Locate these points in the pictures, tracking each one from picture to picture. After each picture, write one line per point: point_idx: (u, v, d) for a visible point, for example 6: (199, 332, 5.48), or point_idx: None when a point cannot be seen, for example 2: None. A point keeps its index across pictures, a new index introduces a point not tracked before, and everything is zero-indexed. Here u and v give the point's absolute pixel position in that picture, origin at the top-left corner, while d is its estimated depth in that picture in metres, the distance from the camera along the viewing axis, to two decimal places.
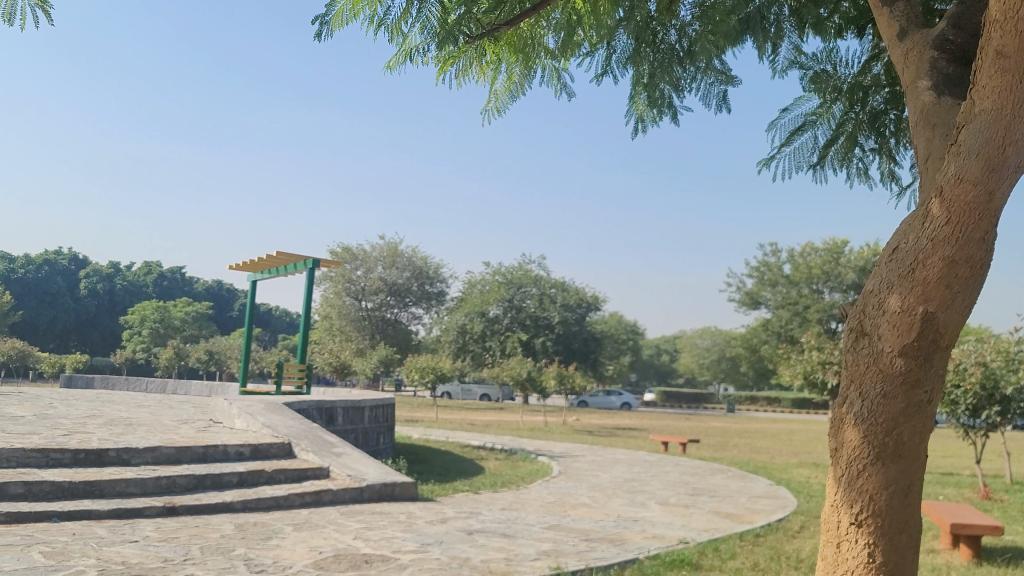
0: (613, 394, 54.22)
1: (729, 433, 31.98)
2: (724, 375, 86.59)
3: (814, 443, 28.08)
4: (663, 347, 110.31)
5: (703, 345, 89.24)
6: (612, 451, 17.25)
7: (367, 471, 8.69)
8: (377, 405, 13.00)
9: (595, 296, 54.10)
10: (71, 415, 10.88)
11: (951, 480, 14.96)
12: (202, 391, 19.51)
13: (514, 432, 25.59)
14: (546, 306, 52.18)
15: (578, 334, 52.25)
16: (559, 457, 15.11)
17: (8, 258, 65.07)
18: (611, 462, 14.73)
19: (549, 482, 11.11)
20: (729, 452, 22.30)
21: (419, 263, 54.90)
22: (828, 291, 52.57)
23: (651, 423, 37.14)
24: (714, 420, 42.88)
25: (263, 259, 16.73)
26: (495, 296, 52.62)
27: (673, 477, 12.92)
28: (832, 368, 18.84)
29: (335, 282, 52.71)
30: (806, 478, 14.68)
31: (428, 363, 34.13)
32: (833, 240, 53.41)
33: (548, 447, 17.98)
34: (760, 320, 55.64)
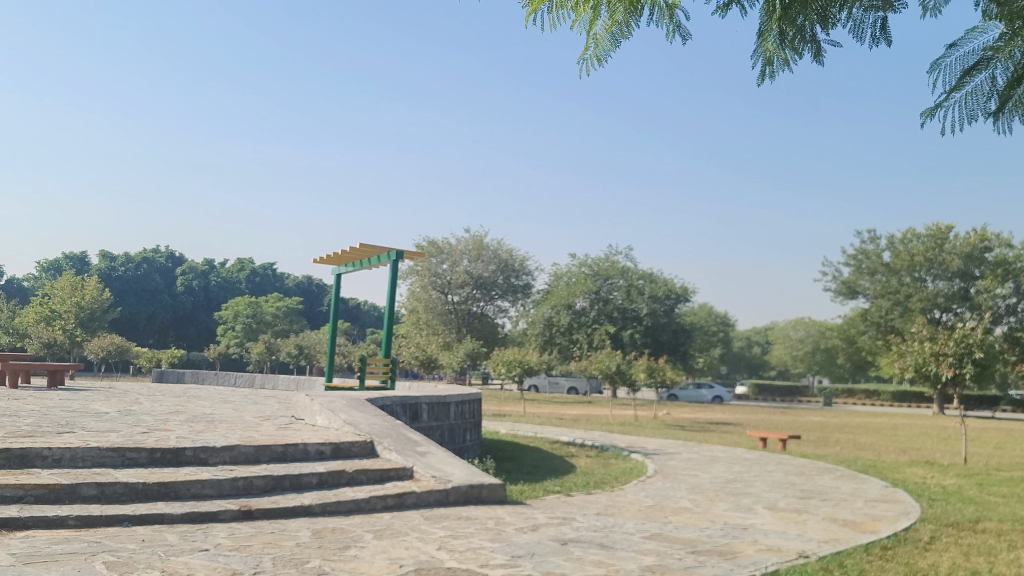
0: (704, 388, 53.03)
1: (829, 428, 30.66)
2: (819, 367, 84.00)
3: (922, 439, 26.62)
4: (754, 338, 107.90)
5: (797, 337, 86.71)
6: (709, 448, 16.46)
7: (452, 471, 8.18)
8: (463, 400, 12.53)
9: (685, 287, 52.81)
10: (154, 411, 10.69)
11: None
12: (289, 385, 19.43)
13: (605, 427, 24.91)
14: (634, 298, 51.25)
15: (667, 326, 51.06)
16: (653, 455, 14.41)
17: (109, 257, 67.43)
18: (710, 460, 13.94)
19: (646, 483, 10.43)
20: (832, 448, 21.21)
21: (505, 256, 54.56)
22: (931, 279, 50.23)
23: (745, 418, 35.98)
24: (810, 414, 41.35)
25: (347, 251, 16.45)
26: (581, 289, 52.27)
27: (778, 477, 12.10)
28: (947, 360, 17.62)
29: (421, 276, 52.88)
30: (922, 479, 13.66)
31: (515, 356, 33.69)
32: (936, 225, 50.95)
33: (641, 443, 17.27)
34: (858, 310, 53.60)
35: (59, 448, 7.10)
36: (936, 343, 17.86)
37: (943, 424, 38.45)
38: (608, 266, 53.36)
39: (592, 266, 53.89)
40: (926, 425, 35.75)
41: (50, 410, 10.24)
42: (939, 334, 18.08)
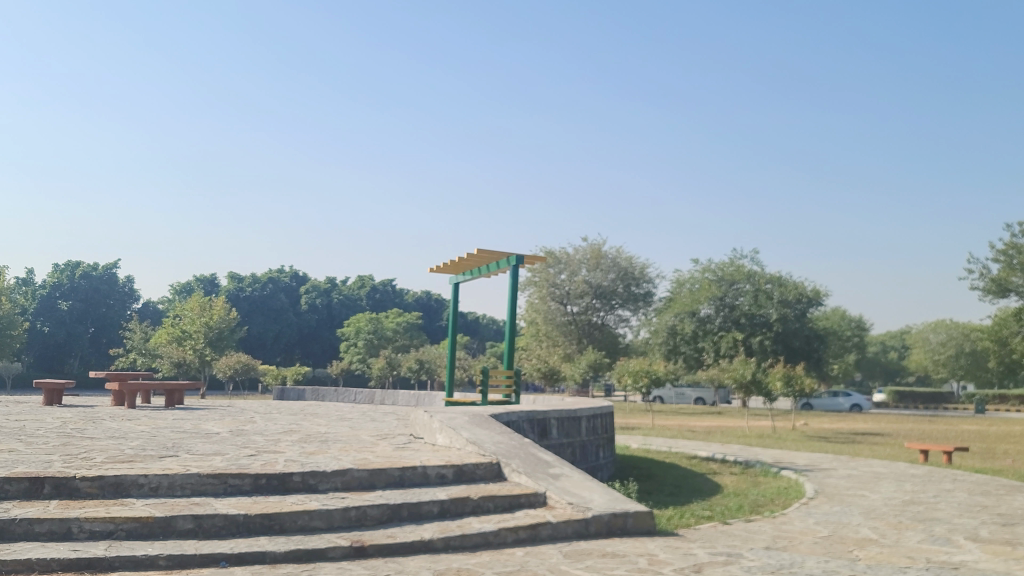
0: (841, 396, 50.29)
1: (990, 438, 28.08)
2: (964, 372, 79.01)
3: None
4: (890, 343, 102.68)
5: (937, 340, 81.73)
6: (867, 464, 14.85)
7: (591, 497, 7.10)
8: (595, 415, 11.48)
9: (816, 290, 50.11)
10: (268, 431, 10.04)
11: None
12: (409, 402, 18.79)
13: (742, 440, 23.34)
14: (762, 303, 48.96)
15: (800, 332, 48.46)
16: (808, 473, 12.95)
17: (237, 278, 69.38)
18: (875, 479, 12.40)
19: (811, 506, 9.08)
20: (1002, 462, 19.10)
21: (625, 264, 53.14)
22: None
23: (893, 428, 33.51)
24: (962, 423, 38.28)
25: (465, 259, 15.63)
26: (706, 295, 50.46)
27: (962, 496, 10.52)
28: None
29: (539, 287, 52.21)
30: None
31: (640, 367, 32.28)
32: None
33: (789, 458, 15.76)
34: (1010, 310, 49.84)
35: (155, 474, 6.38)
36: None
37: None
38: (734, 271, 51.13)
39: (716, 272, 51.83)
40: None
41: (160, 431, 9.70)
42: None
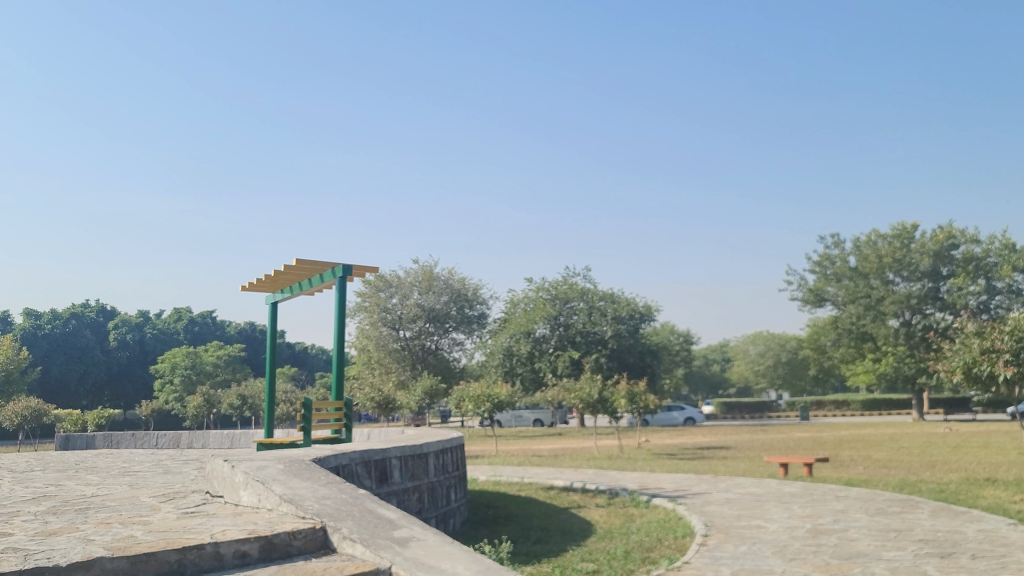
0: (675, 410, 50.65)
1: (828, 445, 28.21)
2: (782, 382, 82.51)
3: (938, 451, 24.21)
4: (712, 356, 106.33)
5: (756, 352, 84.72)
6: (740, 484, 13.68)
7: (455, 570, 5.08)
8: (442, 450, 9.52)
9: (647, 305, 50.93)
10: (12, 499, 7.47)
11: None
12: (223, 443, 16.20)
13: (591, 463, 21.96)
14: (597, 320, 48.97)
15: (634, 347, 48.71)
16: (685, 501, 11.52)
17: (34, 315, 62.85)
18: (758, 505, 11.09)
19: (714, 549, 7.50)
20: (859, 470, 18.57)
21: (457, 286, 51.64)
22: (901, 281, 48.19)
23: (735, 439, 33.41)
24: (794, 431, 38.86)
25: (281, 273, 13.34)
26: (541, 314, 49.85)
27: (866, 518, 9.30)
28: (1004, 358, 15.29)
29: (370, 312, 49.68)
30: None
31: (481, 391, 30.47)
32: (902, 224, 49.26)
33: (654, 482, 14.35)
34: (827, 319, 51.51)
35: None
36: (988, 337, 15.61)
37: (939, 430, 36.45)
38: (568, 289, 50.97)
39: (550, 290, 51.35)
40: (925, 433, 33.53)
41: None
42: (987, 329, 15.83)
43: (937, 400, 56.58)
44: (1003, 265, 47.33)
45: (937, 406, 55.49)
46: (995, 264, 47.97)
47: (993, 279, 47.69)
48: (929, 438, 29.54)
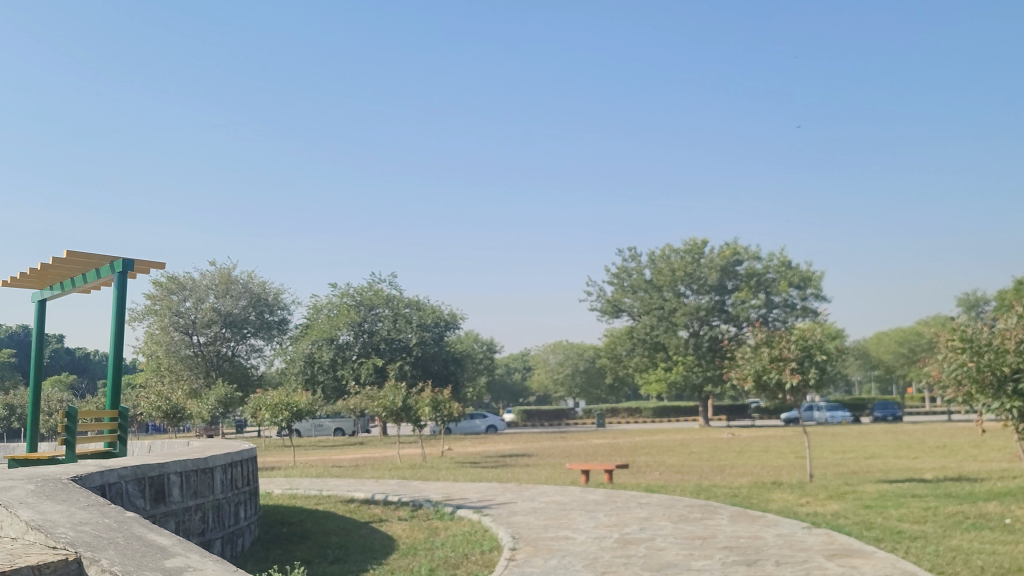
0: (478, 418, 50.87)
1: (624, 451, 28.97)
2: (579, 390, 85.05)
3: (725, 456, 25.36)
4: (513, 364, 108.06)
5: (555, 361, 86.76)
6: (543, 493, 13.57)
7: None
8: (232, 463, 8.67)
9: (452, 314, 51.53)
10: None
11: (968, 497, 12.42)
12: None
13: (393, 473, 21.32)
14: (401, 327, 48.95)
15: (438, 355, 49.51)
16: (491, 512, 11.22)
17: None
18: (564, 513, 10.96)
19: (523, 564, 7.19)
20: (655, 475, 19.07)
21: (257, 289, 49.43)
22: (691, 294, 50.69)
23: (536, 447, 33.74)
24: (592, 438, 39.87)
25: (49, 267, 11.89)
26: (345, 321, 48.67)
27: (671, 525, 9.34)
28: (790, 365, 16.25)
29: (159, 316, 46.56)
30: (812, 510, 11.50)
31: (278, 399, 29.08)
32: (693, 240, 51.97)
33: (458, 492, 14.00)
34: (623, 329, 53.33)
35: None
36: (775, 345, 16.51)
37: (723, 435, 38.53)
38: (372, 296, 50.11)
39: (354, 296, 50.22)
40: (712, 439, 35.26)
41: None
42: (774, 336, 16.72)
43: (720, 407, 59.96)
44: (781, 281, 50.83)
45: (720, 412, 58.76)
46: (773, 280, 51.41)
47: (772, 293, 51.12)
48: (716, 444, 31.06)
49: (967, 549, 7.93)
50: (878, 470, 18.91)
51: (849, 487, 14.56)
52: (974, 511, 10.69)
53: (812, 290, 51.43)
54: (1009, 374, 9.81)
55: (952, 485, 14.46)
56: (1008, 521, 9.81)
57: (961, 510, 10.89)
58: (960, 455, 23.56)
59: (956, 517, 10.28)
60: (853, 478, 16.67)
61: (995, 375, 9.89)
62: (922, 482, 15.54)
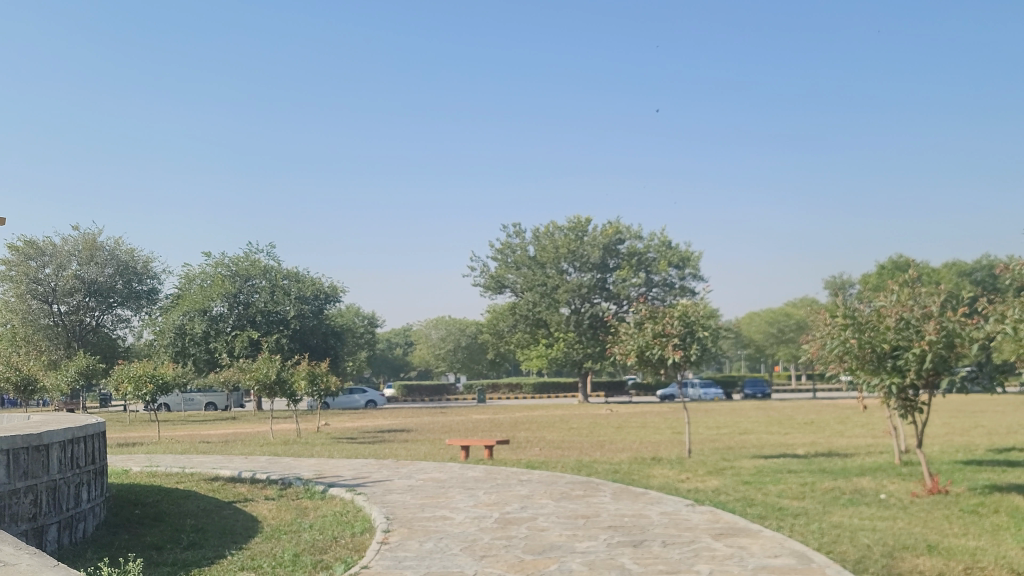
0: (356, 393, 49.91)
1: (504, 427, 28.72)
2: (461, 365, 84.84)
3: (604, 432, 25.42)
4: (394, 339, 106.87)
5: (437, 336, 86.14)
6: (421, 470, 13.06)
7: None
8: (72, 439, 7.79)
9: (332, 287, 50.49)
10: None
11: (842, 472, 12.60)
12: None
13: (264, 449, 20.39)
14: (279, 299, 47.54)
15: (317, 329, 48.57)
16: (365, 491, 10.64)
17: None
18: (442, 491, 10.48)
19: (397, 548, 6.69)
20: (535, 451, 18.80)
21: (124, 257, 46.86)
22: (574, 271, 50.90)
23: (415, 422, 33.19)
24: (472, 413, 39.59)
25: None
26: (219, 291, 46.79)
27: (553, 504, 8.98)
28: (673, 341, 16.25)
29: (16, 283, 43.55)
30: (693, 486, 11.39)
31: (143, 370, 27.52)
32: (577, 218, 52.20)
33: (331, 470, 13.33)
34: (505, 305, 53.20)
35: None
36: (658, 320, 16.45)
37: (602, 411, 38.90)
38: (249, 266, 48.31)
39: (229, 266, 48.31)
40: (590, 415, 35.45)
41: None
42: (657, 311, 16.66)
43: (599, 383, 60.70)
44: (660, 260, 51.60)
45: (598, 389, 59.46)
46: (654, 259, 52.14)
47: (652, 272, 51.87)
48: (595, 419, 31.18)
49: (850, 526, 7.89)
50: (753, 445, 19.20)
51: (727, 462, 14.61)
52: (851, 486, 10.78)
53: (690, 270, 52.41)
54: (888, 351, 9.86)
55: (825, 461, 14.71)
56: (883, 496, 9.89)
57: (837, 485, 10.98)
58: (828, 431, 24.28)
59: (834, 493, 10.31)
60: (729, 454, 16.81)
61: (876, 352, 9.92)
62: (796, 458, 15.79)
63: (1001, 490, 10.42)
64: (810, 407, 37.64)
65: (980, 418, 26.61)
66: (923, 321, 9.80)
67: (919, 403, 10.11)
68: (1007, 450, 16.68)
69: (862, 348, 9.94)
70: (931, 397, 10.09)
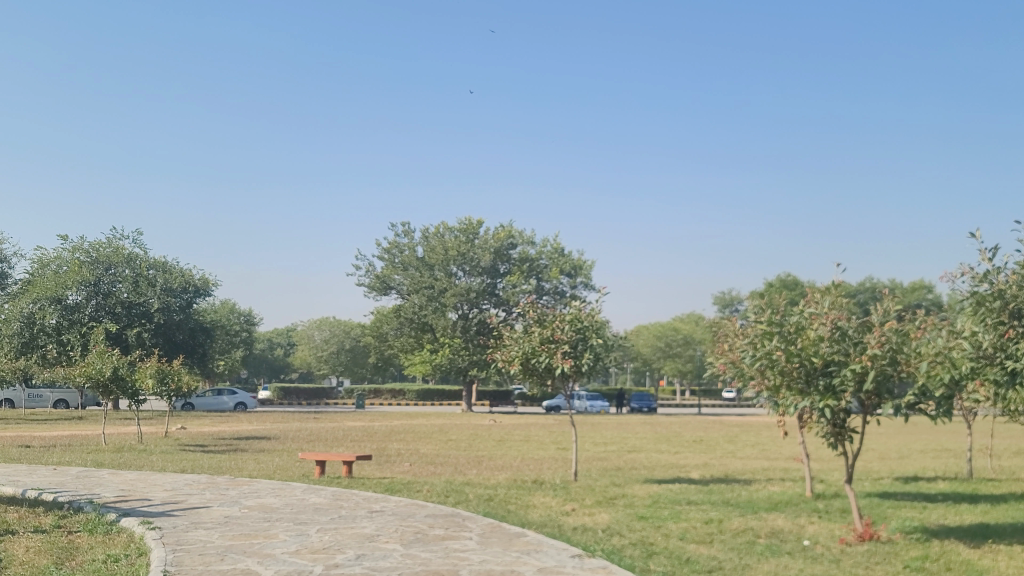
0: (225, 393, 46.57)
1: (377, 437, 26.39)
2: (343, 368, 81.89)
3: (484, 445, 23.45)
4: (276, 340, 102.62)
5: (320, 338, 82.68)
6: (252, 493, 10.71)
7: None
8: None
9: (204, 279, 47.12)
10: None
11: (750, 505, 10.91)
12: None
13: (88, 457, 17.53)
14: (143, 290, 44.03)
15: (183, 324, 45.39)
16: (163, 522, 8.27)
17: None
18: (266, 525, 8.24)
19: None
20: (403, 468, 16.60)
21: None
22: (463, 274, 48.85)
23: (280, 428, 30.48)
24: (347, 420, 37.03)
25: None
26: (75, 278, 42.72)
27: (401, 552, 6.85)
28: (562, 349, 14.40)
29: None
30: (578, 522, 9.45)
31: None
32: (469, 219, 50.30)
33: (143, 491, 10.82)
34: (389, 308, 50.70)
35: None
36: (548, 324, 14.56)
37: (485, 422, 36.99)
38: (111, 254, 44.28)
39: (89, 252, 44.19)
40: (472, 426, 33.44)
41: None
42: (547, 314, 14.77)
43: (485, 392, 58.83)
44: (552, 267, 50.20)
45: (483, 398, 57.54)
46: (546, 266, 50.72)
47: (542, 280, 50.41)
48: (476, 432, 29.17)
49: None
50: (644, 467, 17.56)
51: (618, 489, 12.77)
52: (763, 528, 9.05)
53: (582, 278, 51.17)
54: (820, 368, 8.18)
55: (726, 489, 13.07)
56: (807, 543, 8.17)
57: (747, 524, 9.28)
58: (719, 451, 22.95)
59: (747, 537, 8.56)
60: (620, 477, 15.02)
61: (805, 369, 8.24)
62: (694, 483, 14.12)
63: (938, 533, 8.87)
64: (700, 423, 36.61)
65: (869, 440, 25.81)
66: (862, 333, 8.18)
67: (850, 429, 8.46)
68: (914, 479, 15.44)
69: (787, 361, 8.26)
70: (864, 424, 8.47)
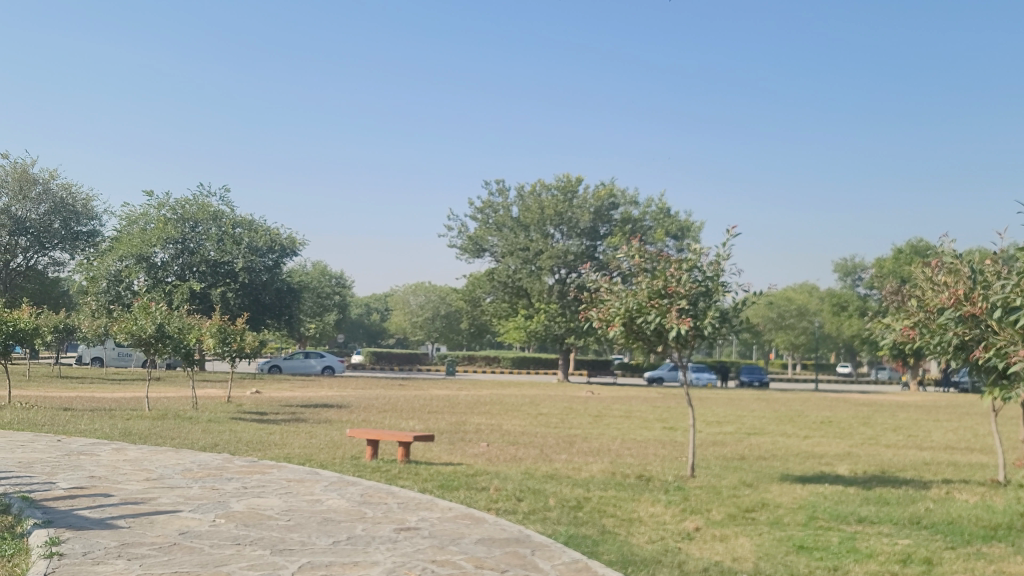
0: (313, 356, 44.77)
1: (459, 408, 23.53)
2: (438, 335, 80.10)
3: (578, 422, 20.30)
4: (374, 306, 101.50)
5: (415, 303, 80.89)
6: (251, 488, 7.85)
7: None
8: None
9: (292, 238, 45.20)
10: None
11: (958, 530, 7.51)
12: None
13: (119, 425, 15.11)
14: (227, 249, 42.42)
15: (269, 285, 43.73)
16: (72, 546, 5.40)
17: None
18: (225, 556, 5.32)
19: None
20: (475, 449, 13.60)
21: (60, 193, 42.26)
22: (560, 235, 45.73)
23: (356, 395, 27.95)
24: (434, 388, 34.46)
25: None
26: (159, 236, 41.25)
27: None
28: (678, 306, 11.16)
29: None
30: (709, 557, 6.24)
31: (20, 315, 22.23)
32: (567, 177, 46.90)
33: (112, 480, 8.05)
34: (482, 271, 48.03)
35: None
36: (660, 273, 11.30)
37: (581, 393, 34.08)
38: (196, 210, 42.61)
39: (175, 209, 42.59)
40: (567, 398, 30.41)
41: None
42: (659, 261, 11.50)
43: (583, 361, 55.85)
44: (658, 229, 46.74)
45: (581, 366, 54.56)
46: (650, 228, 47.17)
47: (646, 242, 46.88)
48: (569, 405, 26.11)
49: None
50: (773, 456, 14.15)
51: (750, 492, 9.51)
52: None
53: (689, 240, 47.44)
54: None
55: (902, 496, 9.68)
56: None
57: None
58: (857, 436, 19.30)
59: None
60: (749, 471, 11.71)
61: None
62: (852, 485, 10.72)
63: None
64: (822, 402, 32.72)
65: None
66: None
67: None
68: None
69: None
70: None
